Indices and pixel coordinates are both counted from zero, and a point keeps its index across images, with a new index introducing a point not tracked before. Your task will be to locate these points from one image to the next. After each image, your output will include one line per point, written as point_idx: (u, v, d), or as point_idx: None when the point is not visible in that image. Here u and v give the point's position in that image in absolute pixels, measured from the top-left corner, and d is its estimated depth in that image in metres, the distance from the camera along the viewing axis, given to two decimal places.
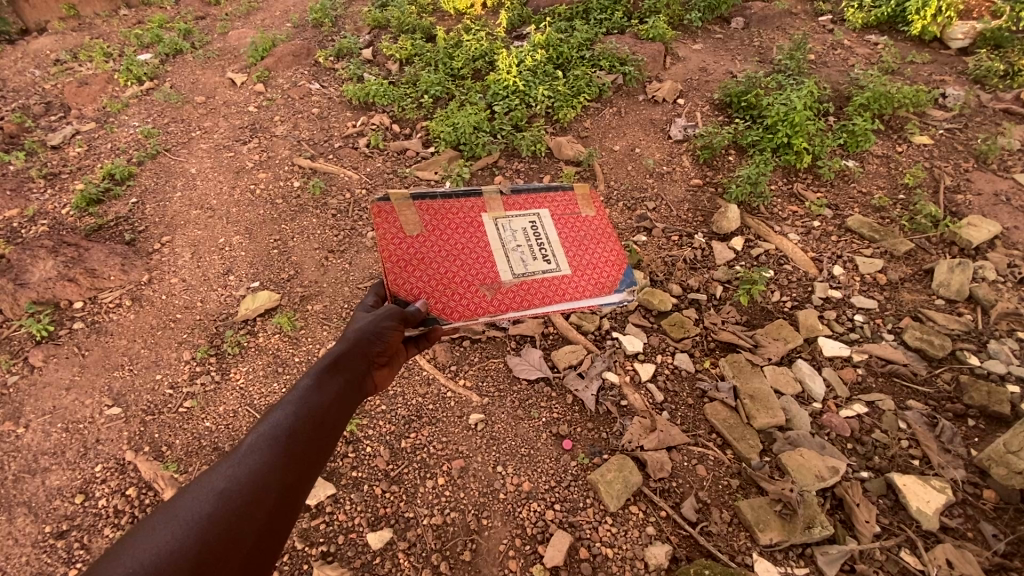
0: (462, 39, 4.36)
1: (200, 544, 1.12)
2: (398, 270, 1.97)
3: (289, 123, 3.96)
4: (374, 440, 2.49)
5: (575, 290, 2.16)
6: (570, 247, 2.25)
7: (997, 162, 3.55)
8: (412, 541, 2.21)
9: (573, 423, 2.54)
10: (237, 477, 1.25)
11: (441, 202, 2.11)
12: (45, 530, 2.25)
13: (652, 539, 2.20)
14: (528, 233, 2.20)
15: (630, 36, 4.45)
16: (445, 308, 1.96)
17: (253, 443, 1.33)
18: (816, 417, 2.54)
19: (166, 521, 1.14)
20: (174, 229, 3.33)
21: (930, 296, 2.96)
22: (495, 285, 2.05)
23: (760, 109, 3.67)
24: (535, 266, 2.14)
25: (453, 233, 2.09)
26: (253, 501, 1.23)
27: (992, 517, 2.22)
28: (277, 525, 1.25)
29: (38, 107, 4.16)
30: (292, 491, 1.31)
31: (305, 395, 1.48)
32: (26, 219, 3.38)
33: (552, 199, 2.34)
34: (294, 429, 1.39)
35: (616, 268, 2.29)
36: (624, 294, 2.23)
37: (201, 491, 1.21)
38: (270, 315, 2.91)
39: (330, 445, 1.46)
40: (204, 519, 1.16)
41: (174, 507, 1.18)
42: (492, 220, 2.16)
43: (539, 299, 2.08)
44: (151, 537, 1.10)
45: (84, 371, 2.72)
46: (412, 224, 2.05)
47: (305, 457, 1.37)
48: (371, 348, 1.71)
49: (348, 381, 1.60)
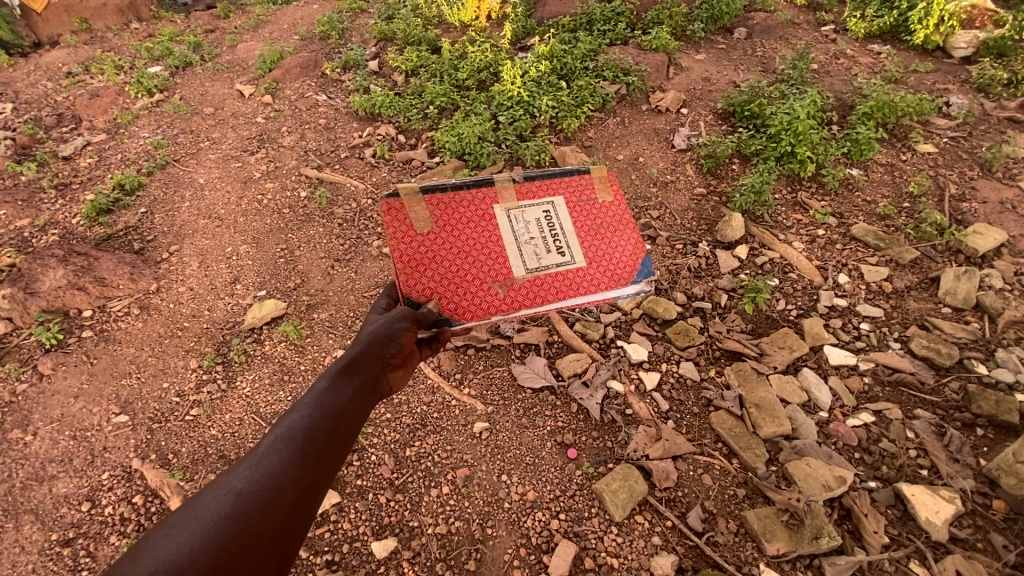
0: (467, 51, 4.40)
1: (217, 546, 1.13)
2: (410, 271, 1.99)
3: (297, 134, 4.01)
4: (380, 448, 2.50)
5: (590, 285, 2.14)
6: (586, 237, 2.20)
7: (1002, 170, 3.54)
8: (417, 550, 2.20)
9: (578, 432, 2.53)
10: (255, 478, 1.27)
11: (450, 195, 2.08)
12: (51, 538, 2.26)
13: (658, 549, 2.18)
14: (541, 224, 2.15)
15: (633, 47, 4.49)
16: (458, 309, 1.98)
17: (270, 443, 1.35)
18: (822, 427, 2.52)
19: (188, 519, 1.17)
20: (183, 239, 3.36)
21: (936, 304, 2.95)
22: (508, 282, 2.04)
23: (764, 118, 3.69)
24: (549, 259, 2.12)
25: (464, 228, 2.07)
26: (270, 502, 1.25)
27: (1002, 528, 2.19)
28: (292, 528, 1.26)
29: (50, 118, 4.23)
30: (310, 492, 1.33)
31: (322, 396, 1.50)
32: (37, 228, 3.42)
33: (567, 183, 2.25)
34: (311, 431, 1.41)
35: (633, 258, 2.24)
36: (640, 286, 2.19)
37: (220, 490, 1.23)
38: (277, 323, 2.93)
39: (346, 446, 1.47)
40: (224, 518, 1.18)
41: (194, 506, 1.20)
42: (505, 212, 2.12)
43: (552, 295, 2.08)
44: (172, 536, 1.12)
45: (92, 379, 2.75)
46: (422, 221, 2.03)
47: (322, 458, 1.38)
48: (386, 351, 1.72)
49: (364, 382, 1.61)
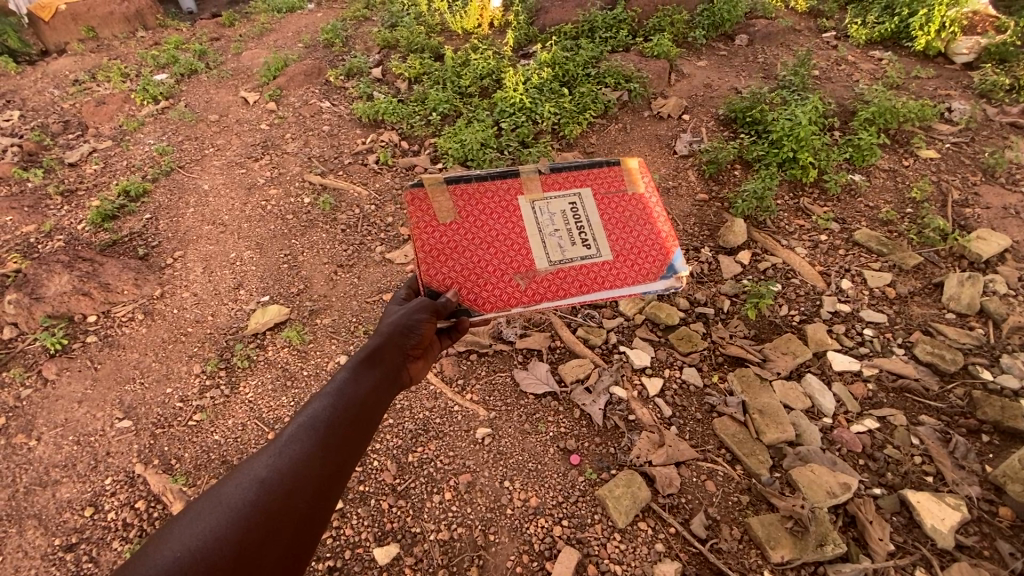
0: (470, 58, 4.44)
1: (241, 534, 1.17)
2: (431, 260, 2.00)
3: (300, 140, 4.04)
4: (382, 454, 2.49)
5: (615, 279, 2.10)
6: (612, 230, 2.15)
7: (1005, 176, 3.54)
8: (419, 557, 2.20)
9: (581, 438, 2.53)
10: (278, 467, 1.30)
11: (475, 185, 2.08)
12: (54, 543, 2.26)
13: (661, 557, 2.17)
14: (567, 216, 2.13)
15: (635, 54, 4.52)
16: (477, 300, 2.00)
17: (293, 432, 1.38)
18: (826, 433, 2.51)
19: (213, 506, 1.21)
20: (187, 244, 3.38)
21: (940, 310, 2.94)
22: (529, 274, 2.04)
23: (766, 124, 3.70)
24: (573, 252, 2.10)
25: (487, 219, 2.07)
26: (293, 490, 1.28)
27: (1009, 535, 2.18)
28: (315, 517, 1.29)
29: (56, 125, 4.27)
30: (332, 480, 1.36)
31: (343, 386, 1.52)
32: (42, 234, 3.44)
33: (595, 175, 2.21)
34: (332, 421, 1.43)
35: (663, 253, 2.15)
36: (669, 282, 2.11)
37: (244, 477, 1.27)
38: (280, 328, 2.94)
39: (368, 435, 1.50)
40: (247, 506, 1.21)
41: (219, 493, 1.24)
42: (529, 203, 2.11)
43: (575, 289, 2.06)
44: (197, 523, 1.17)
45: (96, 384, 2.76)
46: (445, 211, 2.04)
47: (344, 448, 1.40)
48: (406, 341, 1.75)
49: (384, 372, 1.64)
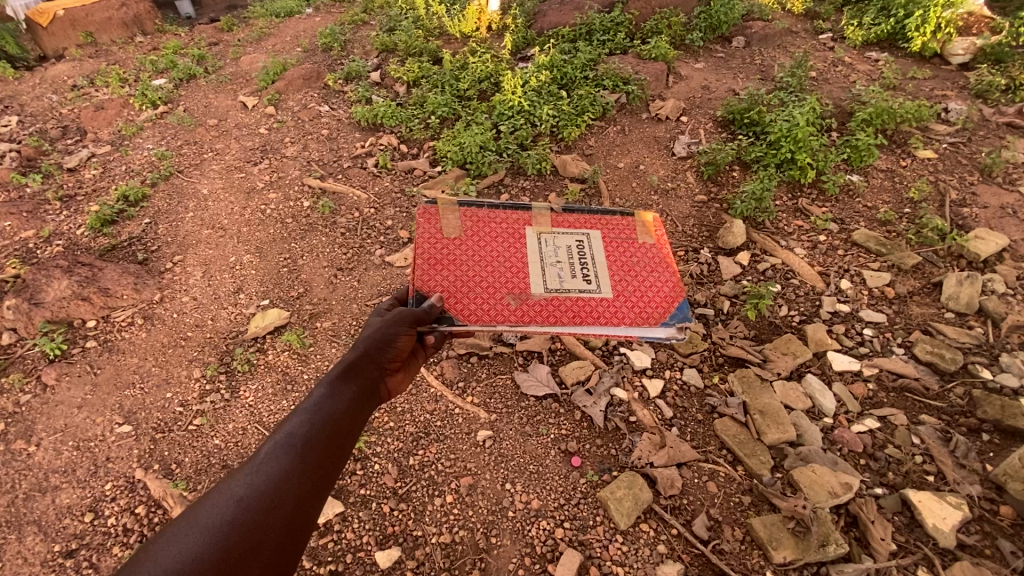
0: (469, 62, 4.46)
1: (220, 553, 1.16)
2: (429, 268, 2.04)
3: (300, 145, 4.04)
4: (383, 457, 2.49)
5: (612, 316, 2.00)
6: (616, 271, 2.14)
7: (1002, 176, 3.55)
8: (421, 560, 2.20)
9: (582, 439, 2.52)
10: (255, 484, 1.29)
11: (486, 212, 2.21)
12: (54, 549, 2.25)
13: (663, 558, 2.16)
14: (572, 251, 2.16)
15: (633, 56, 4.55)
16: (463, 310, 1.94)
17: (270, 450, 1.37)
18: (827, 433, 2.51)
19: (188, 526, 1.19)
20: (186, 249, 3.38)
21: (939, 309, 2.94)
22: (522, 296, 2.00)
23: (763, 126, 3.72)
24: (572, 284, 2.07)
25: (491, 241, 2.14)
26: (271, 507, 1.28)
27: (1010, 534, 2.17)
28: (294, 533, 1.30)
29: (55, 131, 4.27)
30: (311, 496, 1.36)
31: (319, 402, 1.52)
32: (41, 239, 3.43)
33: (608, 222, 2.30)
34: (309, 437, 1.43)
35: (670, 301, 2.07)
36: (672, 329, 1.98)
37: (221, 497, 1.26)
38: (280, 332, 2.94)
39: (345, 451, 1.50)
40: (226, 525, 1.21)
41: (195, 514, 1.23)
42: (536, 235, 2.18)
43: (567, 317, 1.97)
44: (173, 543, 1.15)
45: (95, 390, 2.74)
46: (452, 228, 2.15)
47: (322, 462, 1.41)
48: (383, 355, 1.74)
49: (360, 387, 1.64)
